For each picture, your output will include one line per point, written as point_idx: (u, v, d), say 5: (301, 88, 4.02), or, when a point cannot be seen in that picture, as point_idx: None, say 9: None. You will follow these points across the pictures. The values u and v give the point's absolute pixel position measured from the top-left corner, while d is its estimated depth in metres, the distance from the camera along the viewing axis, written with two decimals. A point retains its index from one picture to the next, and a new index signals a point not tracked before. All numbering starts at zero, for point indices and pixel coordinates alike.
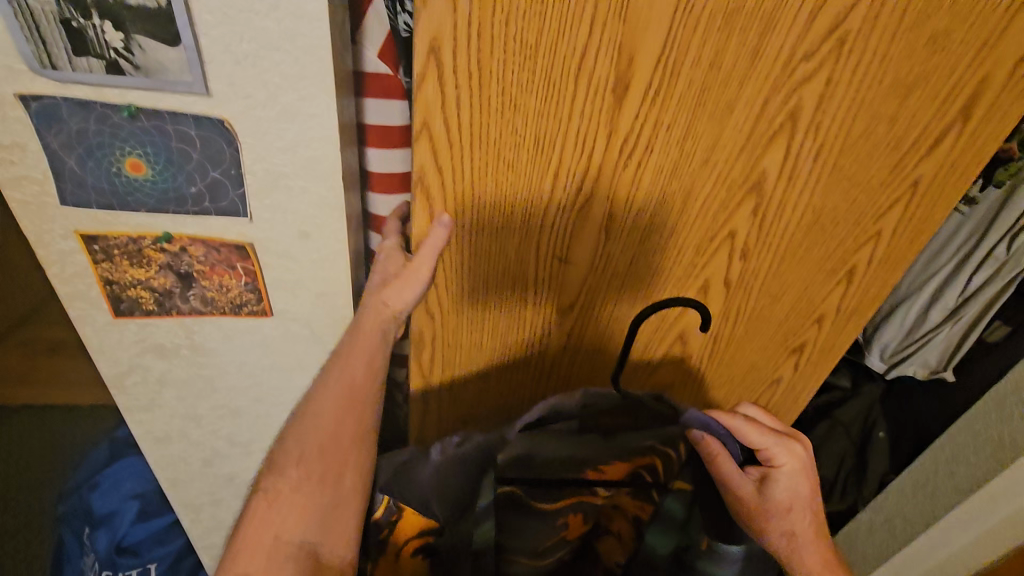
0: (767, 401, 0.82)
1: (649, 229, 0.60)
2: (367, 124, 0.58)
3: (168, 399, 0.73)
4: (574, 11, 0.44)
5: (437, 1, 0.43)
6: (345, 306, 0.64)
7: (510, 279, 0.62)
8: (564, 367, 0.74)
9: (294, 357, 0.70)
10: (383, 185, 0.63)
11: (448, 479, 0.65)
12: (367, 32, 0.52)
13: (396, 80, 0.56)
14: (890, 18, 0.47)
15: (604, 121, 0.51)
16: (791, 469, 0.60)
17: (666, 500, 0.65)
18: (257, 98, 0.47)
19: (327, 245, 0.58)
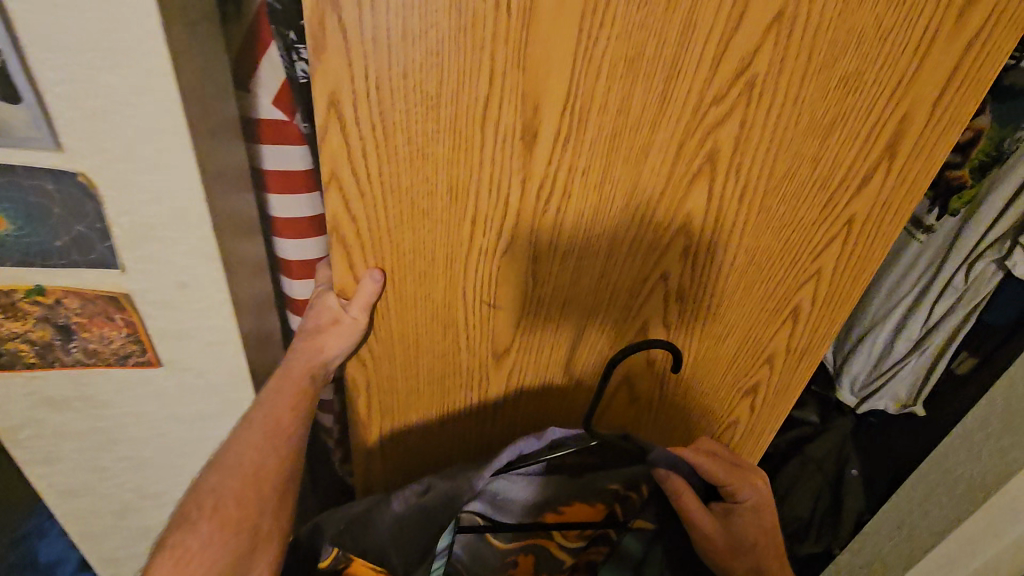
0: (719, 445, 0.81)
1: (578, 274, 0.59)
2: (267, 169, 0.64)
3: (72, 451, 0.73)
4: (471, 62, 0.44)
5: (331, 57, 0.43)
6: (235, 354, 0.64)
7: (441, 326, 0.61)
8: (518, 412, 0.72)
9: (194, 407, 0.70)
10: (289, 229, 0.68)
11: (408, 532, 0.60)
12: (262, 82, 0.59)
13: (293, 127, 0.61)
14: (798, 60, 0.47)
15: (516, 167, 0.50)
16: (756, 504, 0.63)
17: (625, 541, 0.63)
18: (113, 151, 0.47)
19: (208, 296, 0.59)
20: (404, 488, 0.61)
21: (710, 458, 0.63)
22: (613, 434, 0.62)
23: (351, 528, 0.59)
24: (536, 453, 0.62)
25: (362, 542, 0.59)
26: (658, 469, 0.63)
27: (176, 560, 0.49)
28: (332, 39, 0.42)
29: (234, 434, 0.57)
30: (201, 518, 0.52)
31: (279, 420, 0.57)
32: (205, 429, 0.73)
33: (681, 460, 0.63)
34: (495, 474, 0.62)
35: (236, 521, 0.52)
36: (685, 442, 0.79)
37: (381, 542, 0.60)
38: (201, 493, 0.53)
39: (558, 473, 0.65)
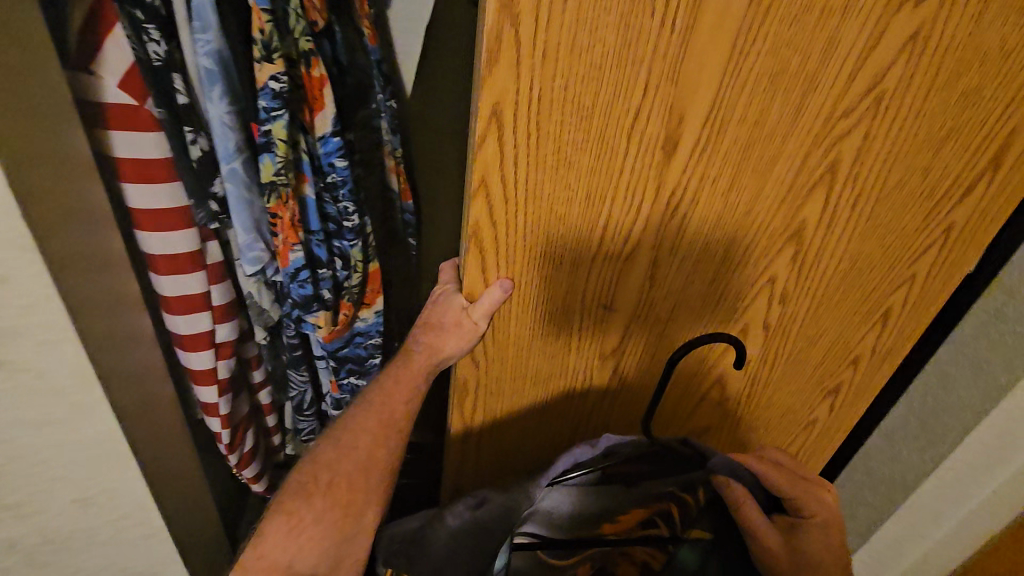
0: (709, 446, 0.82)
1: (690, 278, 0.61)
2: (118, 158, 0.59)
3: (58, 458, 0.65)
4: (629, 77, 0.47)
5: (501, 70, 0.46)
6: (74, 353, 0.56)
7: (552, 328, 0.63)
8: (622, 414, 0.74)
9: (35, 417, 0.59)
10: (151, 222, 0.64)
11: (461, 550, 0.56)
12: (104, 60, 0.54)
13: (143, 110, 0.58)
14: (924, 76, 0.50)
15: (653, 175, 0.53)
16: (825, 520, 0.58)
17: (681, 552, 0.60)
18: None
19: (29, 286, 0.50)
20: (457, 503, 0.60)
21: (774, 466, 0.59)
22: (667, 438, 0.60)
23: (402, 550, 0.58)
24: (591, 460, 0.61)
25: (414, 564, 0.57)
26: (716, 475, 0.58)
27: (291, 524, 0.57)
28: (507, 49, 0.45)
29: (347, 419, 0.64)
30: (316, 492, 0.59)
31: (393, 413, 0.63)
32: (54, 437, 0.62)
33: (741, 466, 0.59)
34: (552, 482, 0.60)
35: (344, 500, 0.60)
36: (764, 441, 0.82)
37: (436, 564, 0.57)
38: (317, 467, 0.61)
39: (610, 482, 0.62)
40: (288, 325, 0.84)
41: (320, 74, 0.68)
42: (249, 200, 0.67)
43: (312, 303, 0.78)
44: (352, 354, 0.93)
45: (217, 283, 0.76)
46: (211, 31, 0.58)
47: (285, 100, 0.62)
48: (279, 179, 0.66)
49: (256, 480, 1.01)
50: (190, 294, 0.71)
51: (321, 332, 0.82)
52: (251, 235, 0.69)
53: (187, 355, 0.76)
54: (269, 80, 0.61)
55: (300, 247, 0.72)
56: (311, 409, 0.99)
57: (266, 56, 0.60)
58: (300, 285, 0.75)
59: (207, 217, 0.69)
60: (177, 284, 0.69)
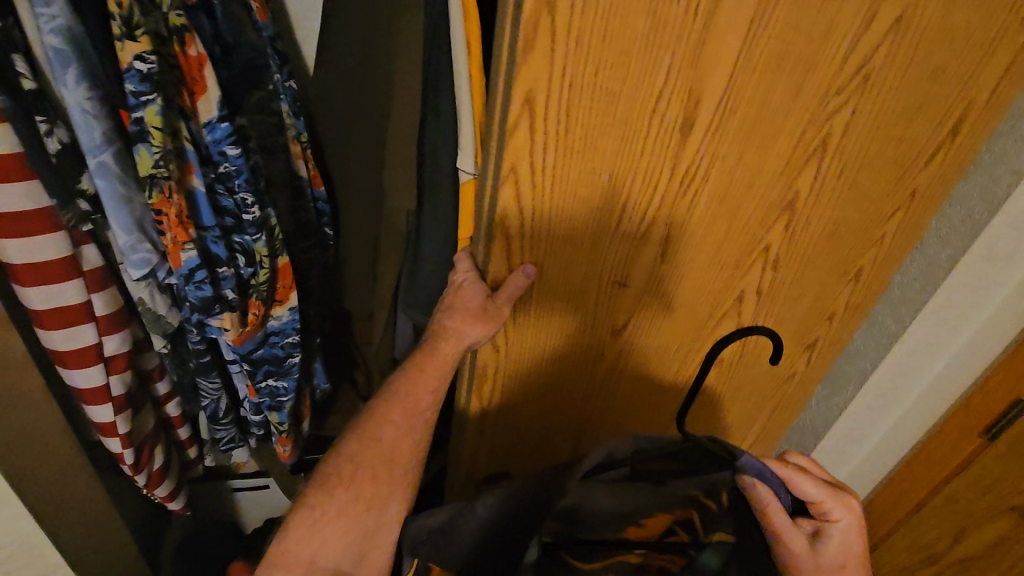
0: (707, 406, 0.89)
1: (696, 253, 0.65)
2: None
3: None
4: (652, 62, 0.49)
5: (535, 58, 0.46)
6: None
7: (571, 306, 0.66)
8: (632, 383, 0.78)
9: None
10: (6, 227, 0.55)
11: (490, 543, 0.57)
12: None
13: None
14: (904, 55, 0.55)
15: (670, 155, 0.55)
16: (845, 524, 0.56)
17: (703, 555, 0.60)
18: None
19: None
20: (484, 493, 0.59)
21: (802, 472, 0.56)
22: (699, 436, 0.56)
23: (433, 536, 0.58)
24: (623, 455, 0.61)
25: (442, 553, 0.57)
26: (742, 477, 0.53)
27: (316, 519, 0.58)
28: (541, 38, 0.46)
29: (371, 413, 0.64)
30: (342, 484, 0.59)
31: (418, 402, 0.63)
32: None
33: (768, 470, 0.54)
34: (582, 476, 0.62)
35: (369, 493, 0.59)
36: (749, 396, 0.89)
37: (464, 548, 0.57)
38: (343, 460, 0.61)
39: (640, 480, 0.63)
40: (191, 331, 0.76)
41: (198, 53, 0.62)
42: (127, 196, 0.60)
43: (213, 305, 0.71)
44: (267, 355, 0.85)
45: (100, 293, 0.65)
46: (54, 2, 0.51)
47: (156, 82, 0.57)
48: (159, 172, 0.60)
49: (173, 498, 0.89)
50: (68, 305, 0.62)
51: (229, 334, 0.75)
52: (134, 237, 0.62)
53: (68, 372, 0.66)
54: (134, 60, 0.55)
55: (193, 246, 0.65)
56: (228, 417, 0.91)
57: (127, 33, 0.55)
58: (197, 287, 0.68)
59: (77, 218, 0.61)
60: (49, 297, 0.60)
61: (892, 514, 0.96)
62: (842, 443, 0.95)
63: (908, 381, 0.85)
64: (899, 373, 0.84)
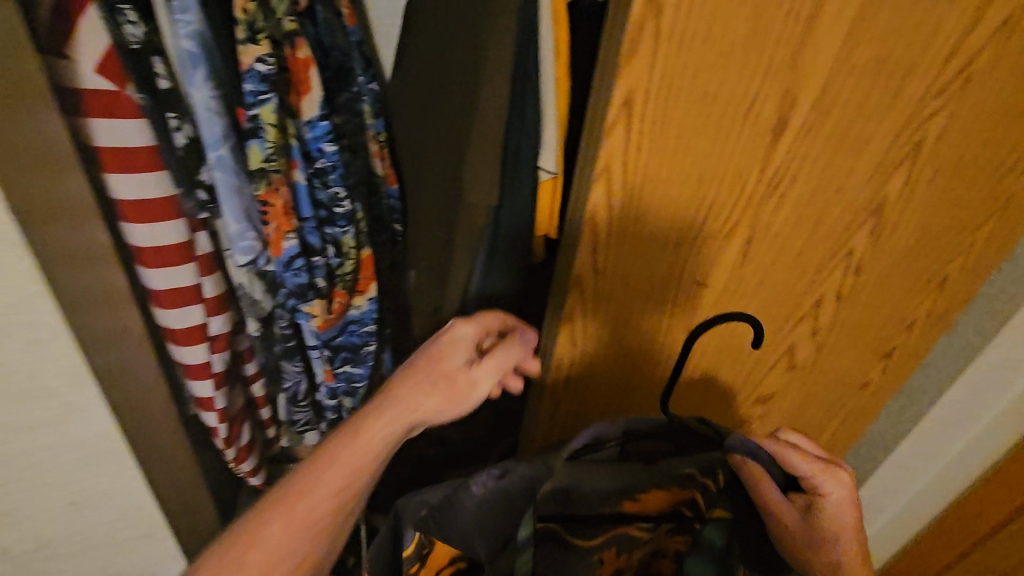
0: (775, 414, 0.88)
1: (776, 255, 0.65)
2: (100, 148, 0.56)
3: (53, 461, 0.62)
4: (751, 65, 0.50)
5: (638, 62, 0.48)
6: (69, 352, 0.53)
7: (650, 302, 0.67)
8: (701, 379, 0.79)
9: (31, 416, 0.57)
10: (137, 213, 0.60)
11: (491, 516, 0.60)
12: (79, 45, 0.50)
13: (125, 97, 0.55)
14: (1009, 58, 0.53)
15: (761, 156, 0.56)
16: (837, 500, 0.57)
17: (706, 531, 0.62)
18: None
19: (22, 289, 0.48)
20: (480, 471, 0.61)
21: (796, 450, 0.58)
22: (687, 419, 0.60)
23: (433, 514, 0.57)
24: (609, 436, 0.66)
25: (444, 529, 0.58)
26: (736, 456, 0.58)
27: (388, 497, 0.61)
28: (646, 41, 0.47)
29: None
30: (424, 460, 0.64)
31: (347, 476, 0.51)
32: (46, 438, 0.60)
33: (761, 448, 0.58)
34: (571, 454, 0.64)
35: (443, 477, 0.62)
36: (819, 403, 0.88)
37: (463, 524, 0.59)
38: None
39: (634, 459, 0.67)
40: (281, 315, 0.80)
41: (306, 55, 0.66)
42: (239, 188, 0.64)
43: (308, 293, 0.75)
44: (346, 342, 0.89)
45: (209, 276, 0.71)
46: (191, 11, 0.55)
47: (272, 83, 0.61)
48: (269, 165, 0.65)
49: (254, 474, 0.96)
50: (183, 286, 0.67)
51: (315, 321, 0.80)
52: (242, 225, 0.67)
53: (177, 350, 0.71)
54: (255, 62, 0.59)
55: (294, 236, 0.70)
56: (306, 400, 0.95)
57: (250, 37, 0.59)
58: (295, 274, 0.73)
59: (195, 206, 0.66)
60: (169, 278, 0.66)
61: (961, 540, 0.93)
62: (918, 456, 0.93)
63: (991, 396, 0.83)
64: (985, 383, 0.82)
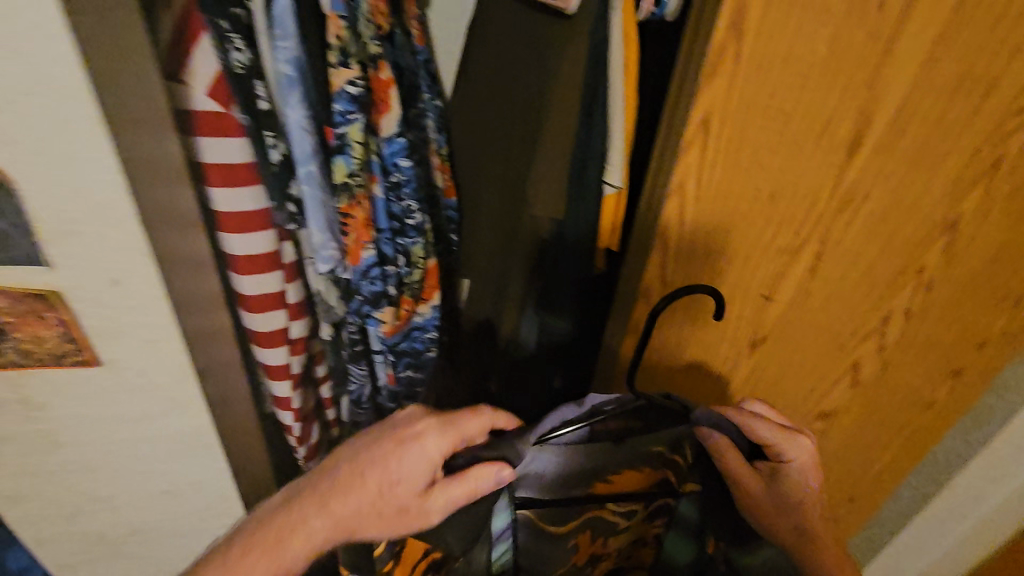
0: (839, 428, 0.87)
1: (846, 271, 0.65)
2: (206, 164, 0.61)
3: (152, 450, 0.68)
4: (827, 84, 0.51)
5: (717, 83, 0.52)
6: (178, 350, 0.58)
7: (716, 313, 0.69)
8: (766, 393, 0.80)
9: (137, 407, 0.63)
10: (234, 223, 0.65)
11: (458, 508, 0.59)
12: (193, 71, 0.56)
13: (230, 117, 0.60)
14: None
15: (834, 173, 0.57)
16: (800, 463, 0.66)
17: (681, 506, 0.73)
18: (30, 145, 0.43)
19: (143, 291, 0.53)
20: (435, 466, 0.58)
21: (762, 420, 0.65)
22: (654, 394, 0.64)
23: None
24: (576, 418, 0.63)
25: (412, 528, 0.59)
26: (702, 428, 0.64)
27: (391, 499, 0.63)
28: (727, 62, 0.51)
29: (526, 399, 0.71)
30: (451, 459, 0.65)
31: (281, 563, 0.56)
32: (149, 427, 0.65)
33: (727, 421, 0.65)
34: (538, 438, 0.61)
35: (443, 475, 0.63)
36: (886, 420, 0.86)
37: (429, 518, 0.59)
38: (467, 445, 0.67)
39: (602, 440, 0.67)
40: (351, 323, 0.83)
41: (388, 76, 0.71)
42: (323, 201, 0.68)
43: (381, 300, 0.79)
44: (409, 348, 0.92)
45: (291, 283, 0.76)
46: (290, 38, 0.60)
47: (360, 103, 0.66)
48: (352, 179, 0.69)
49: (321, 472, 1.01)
50: (271, 292, 0.72)
51: (383, 326, 0.83)
52: (325, 236, 0.70)
53: (261, 351, 0.76)
54: (346, 85, 0.64)
55: (372, 245, 0.75)
56: (369, 402, 0.97)
57: (342, 61, 0.63)
58: (371, 282, 0.77)
59: (286, 218, 0.70)
60: (258, 284, 0.70)
61: None
62: (991, 477, 0.91)
63: None
64: None
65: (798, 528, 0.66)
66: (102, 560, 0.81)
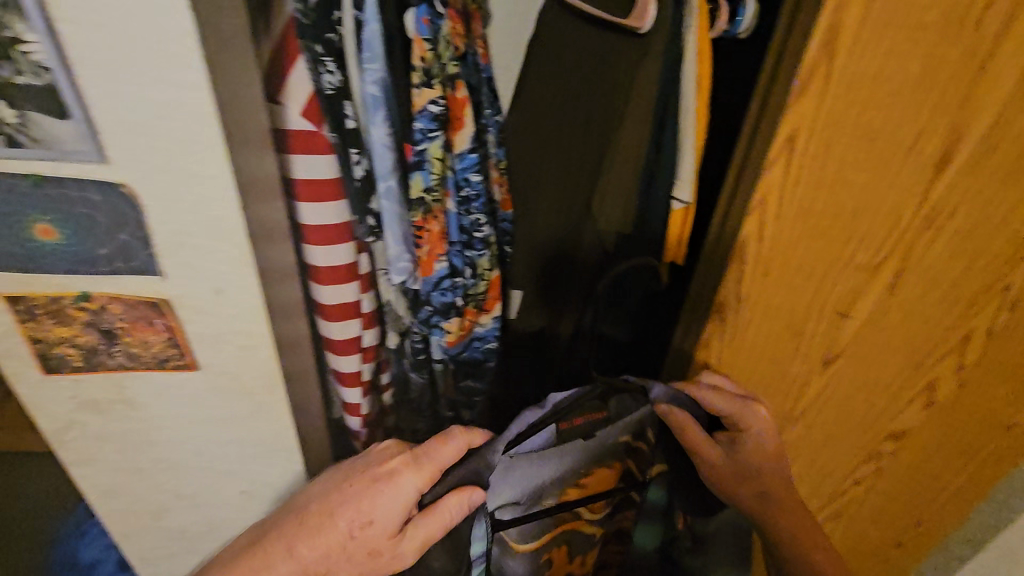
0: (910, 453, 0.85)
1: (926, 289, 0.64)
2: (296, 179, 0.63)
3: (236, 451, 0.71)
4: (917, 101, 0.51)
5: (807, 102, 0.52)
6: (270, 357, 0.61)
7: (789, 329, 0.68)
8: (837, 411, 0.78)
9: (226, 410, 0.66)
10: (319, 236, 0.67)
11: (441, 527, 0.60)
12: (289, 91, 0.59)
13: (321, 135, 0.62)
14: None
15: (918, 191, 0.56)
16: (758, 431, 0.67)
17: (649, 493, 0.71)
18: (156, 164, 0.47)
19: (244, 301, 0.56)
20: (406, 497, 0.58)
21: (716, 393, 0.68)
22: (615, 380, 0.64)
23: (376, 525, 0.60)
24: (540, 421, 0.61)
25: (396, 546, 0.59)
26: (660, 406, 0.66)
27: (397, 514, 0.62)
28: (817, 80, 0.51)
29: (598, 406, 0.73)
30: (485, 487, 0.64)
31: None
32: (236, 430, 0.68)
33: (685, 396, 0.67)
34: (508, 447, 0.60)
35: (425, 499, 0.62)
36: (959, 442, 0.83)
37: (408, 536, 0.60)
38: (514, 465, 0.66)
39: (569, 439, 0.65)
40: (416, 332, 0.86)
41: (463, 95, 0.73)
42: (400, 215, 0.71)
43: (450, 311, 0.82)
44: (469, 357, 0.94)
45: (366, 294, 0.78)
46: (378, 61, 0.63)
47: (440, 121, 0.69)
48: (428, 194, 0.71)
49: None
50: (348, 302, 0.74)
51: (448, 336, 0.85)
52: (400, 248, 0.74)
53: (335, 359, 0.78)
54: (428, 104, 0.67)
55: (444, 258, 0.77)
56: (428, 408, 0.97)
57: (425, 82, 0.66)
58: (442, 293, 0.80)
59: (366, 230, 0.74)
60: (337, 294, 0.72)
61: None
62: None
63: None
64: None
65: (761, 494, 0.69)
66: (180, 555, 0.85)
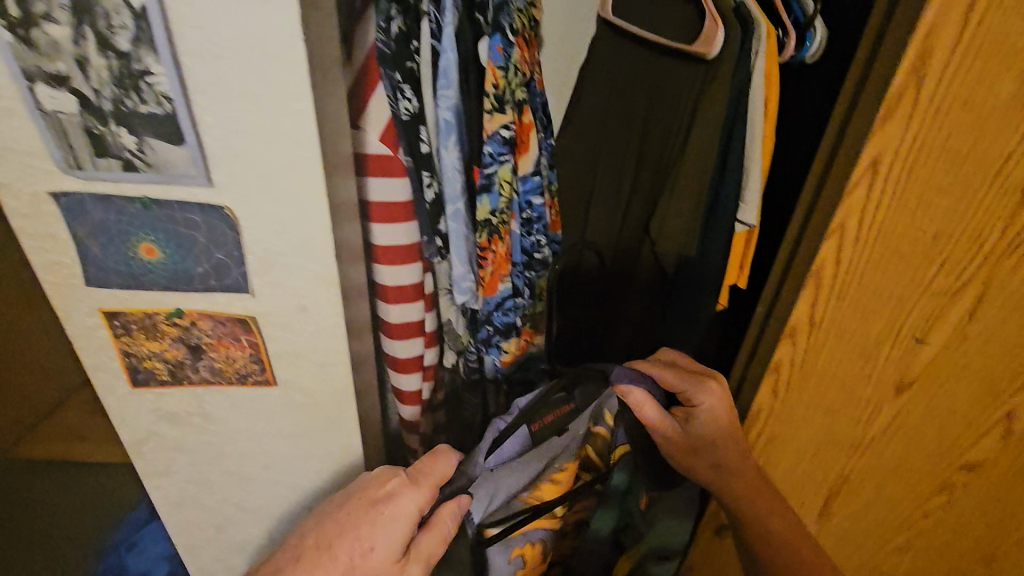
0: (982, 489, 0.80)
1: (1007, 316, 0.61)
2: (370, 201, 0.64)
3: (302, 467, 0.72)
4: (1004, 127, 0.51)
5: (892, 126, 0.53)
6: (344, 375, 0.62)
7: (861, 352, 0.67)
8: (906, 440, 0.76)
9: (297, 426, 0.67)
10: (388, 256, 0.68)
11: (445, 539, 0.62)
12: (368, 116, 0.59)
13: (396, 159, 0.62)
14: None
15: (1003, 217, 0.55)
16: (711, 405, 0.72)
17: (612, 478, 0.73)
18: (258, 187, 0.49)
19: (325, 320, 0.57)
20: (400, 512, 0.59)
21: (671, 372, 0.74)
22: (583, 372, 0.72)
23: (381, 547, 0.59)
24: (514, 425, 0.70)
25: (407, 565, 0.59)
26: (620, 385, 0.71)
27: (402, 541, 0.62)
28: (903, 105, 0.52)
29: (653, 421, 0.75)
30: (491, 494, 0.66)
31: None
32: (305, 445, 0.69)
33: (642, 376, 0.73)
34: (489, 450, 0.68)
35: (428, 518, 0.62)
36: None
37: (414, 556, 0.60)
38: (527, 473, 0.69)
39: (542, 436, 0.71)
40: (472, 350, 0.87)
41: (530, 119, 0.77)
42: (467, 236, 0.73)
43: (511, 330, 0.84)
44: (523, 377, 0.93)
45: (430, 313, 0.78)
46: (452, 87, 0.65)
47: (510, 144, 0.72)
48: (494, 216, 0.73)
49: None
50: (411, 321, 0.74)
51: (506, 355, 0.86)
52: (465, 268, 0.74)
53: (398, 376, 0.79)
54: (500, 129, 0.70)
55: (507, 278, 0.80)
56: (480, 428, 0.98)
57: (497, 107, 0.69)
58: (504, 312, 0.82)
59: (433, 251, 0.74)
60: (402, 314, 0.73)
61: None
62: None
63: None
64: None
65: (716, 463, 0.73)
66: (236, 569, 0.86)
